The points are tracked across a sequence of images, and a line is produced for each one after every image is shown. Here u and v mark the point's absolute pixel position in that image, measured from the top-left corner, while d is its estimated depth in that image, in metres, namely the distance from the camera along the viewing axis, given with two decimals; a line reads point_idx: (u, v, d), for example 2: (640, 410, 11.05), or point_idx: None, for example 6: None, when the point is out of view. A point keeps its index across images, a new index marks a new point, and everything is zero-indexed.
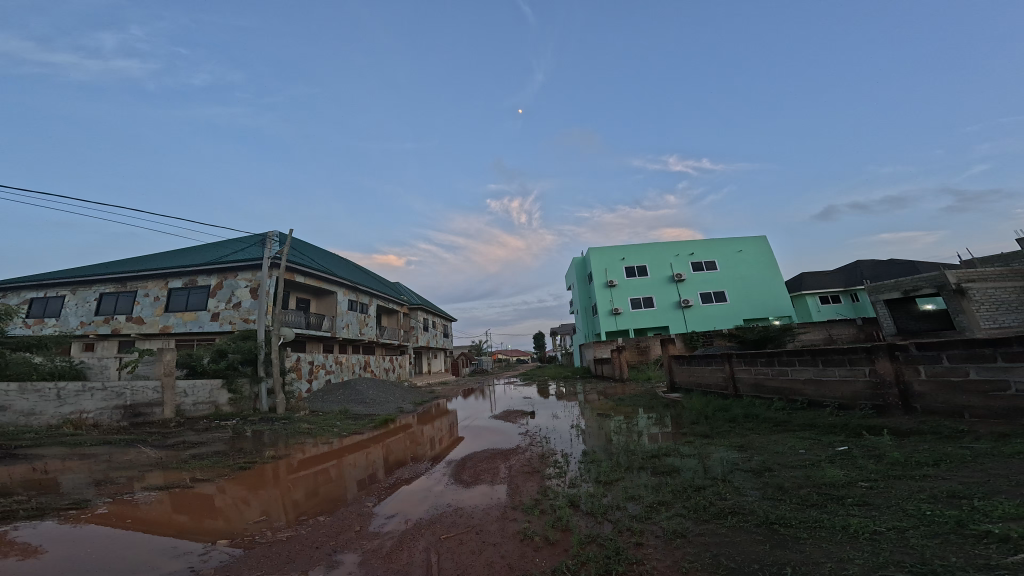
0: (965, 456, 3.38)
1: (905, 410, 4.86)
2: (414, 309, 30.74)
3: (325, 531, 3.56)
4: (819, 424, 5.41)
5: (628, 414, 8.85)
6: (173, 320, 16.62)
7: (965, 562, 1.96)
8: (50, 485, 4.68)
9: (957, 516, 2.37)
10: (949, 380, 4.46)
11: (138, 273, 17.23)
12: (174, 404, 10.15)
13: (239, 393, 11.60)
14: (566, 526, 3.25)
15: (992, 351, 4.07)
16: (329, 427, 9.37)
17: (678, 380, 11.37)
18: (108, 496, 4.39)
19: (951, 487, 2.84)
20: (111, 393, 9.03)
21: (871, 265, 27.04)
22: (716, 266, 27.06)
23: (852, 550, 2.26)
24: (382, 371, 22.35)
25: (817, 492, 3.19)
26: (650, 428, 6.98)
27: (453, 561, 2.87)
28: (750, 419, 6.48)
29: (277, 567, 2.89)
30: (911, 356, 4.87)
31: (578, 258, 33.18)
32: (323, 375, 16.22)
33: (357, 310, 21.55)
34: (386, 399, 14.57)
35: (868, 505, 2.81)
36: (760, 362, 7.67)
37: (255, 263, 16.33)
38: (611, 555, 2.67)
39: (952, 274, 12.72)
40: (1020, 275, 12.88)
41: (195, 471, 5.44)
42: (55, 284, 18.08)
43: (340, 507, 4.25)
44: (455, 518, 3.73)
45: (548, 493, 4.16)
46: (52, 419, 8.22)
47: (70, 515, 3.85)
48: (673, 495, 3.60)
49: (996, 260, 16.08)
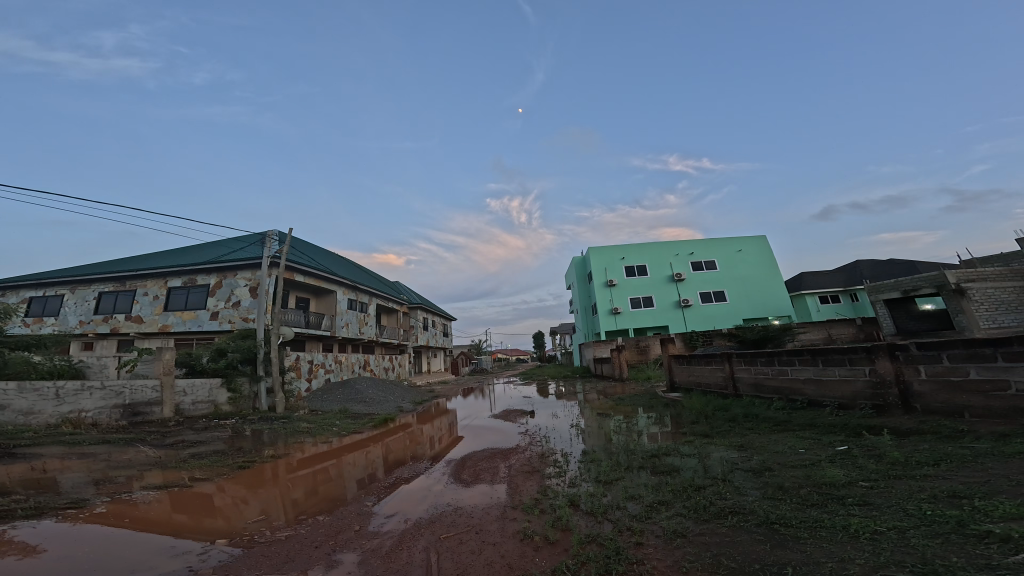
0: (966, 456, 3.37)
1: (905, 410, 4.86)
2: (414, 309, 30.73)
3: (324, 531, 3.55)
4: (819, 424, 5.41)
5: (628, 414, 8.85)
6: (172, 319, 16.60)
7: (966, 561, 1.96)
8: (49, 484, 4.67)
9: (958, 516, 2.36)
10: (949, 380, 4.46)
11: (138, 272, 17.22)
12: (173, 402, 10.13)
13: (238, 392, 11.56)
14: (566, 526, 3.24)
15: (993, 351, 4.07)
16: (329, 426, 9.35)
17: (678, 380, 11.37)
18: (107, 496, 4.37)
19: (952, 487, 2.84)
20: (110, 392, 9.02)
21: (870, 265, 27.05)
22: (716, 266, 27.05)
23: (853, 550, 2.26)
24: (381, 371, 22.31)
25: (817, 492, 3.19)
26: (650, 428, 6.98)
27: (453, 561, 2.86)
28: (749, 418, 6.47)
29: (276, 567, 2.88)
30: (911, 356, 4.87)
31: (578, 258, 33.17)
32: (322, 374, 16.19)
33: (357, 309, 21.54)
34: (385, 399, 14.51)
35: (868, 505, 2.80)
36: (760, 362, 7.67)
37: (255, 262, 16.31)
38: (611, 555, 2.67)
39: (952, 274, 12.71)
40: (1019, 275, 12.89)
41: (194, 471, 5.43)
42: (54, 283, 18.07)
43: (340, 506, 4.25)
44: (455, 518, 3.72)
45: (548, 493, 4.14)
46: (51, 418, 8.21)
47: (68, 515, 3.83)
48: (673, 494, 3.60)
49: (996, 259, 16.08)
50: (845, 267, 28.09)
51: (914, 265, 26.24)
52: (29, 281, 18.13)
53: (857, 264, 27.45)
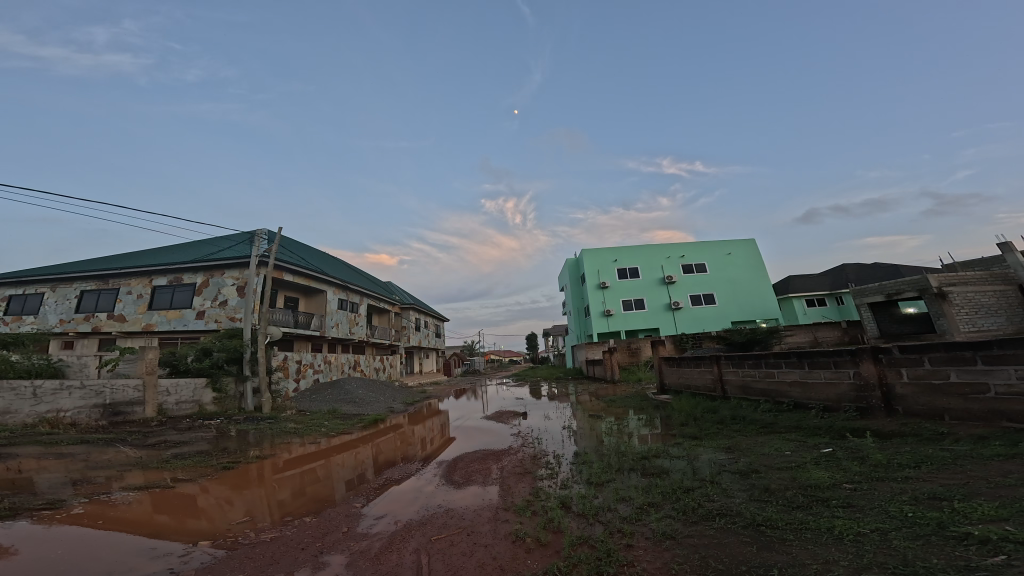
0: (946, 458, 3.43)
1: (887, 412, 4.94)
2: (406, 309, 30.68)
3: (310, 531, 3.52)
4: (804, 426, 5.46)
5: (619, 415, 8.94)
6: (157, 318, 16.39)
7: (945, 563, 1.98)
8: (24, 484, 4.58)
9: (939, 518, 2.40)
10: (930, 383, 4.52)
11: (121, 270, 16.96)
12: (156, 402, 9.99)
13: (223, 392, 11.41)
14: (557, 528, 3.24)
15: (972, 354, 4.15)
16: (317, 427, 9.27)
17: (667, 382, 11.46)
18: (85, 496, 4.30)
19: (931, 488, 2.89)
20: (89, 392, 8.87)
21: (855, 268, 27.58)
22: (706, 268, 27.24)
23: (838, 552, 2.28)
24: (373, 371, 22.23)
25: (803, 494, 3.21)
26: (641, 429, 7.03)
27: (444, 563, 2.84)
28: (737, 420, 6.54)
29: (261, 568, 2.86)
30: (893, 359, 4.93)
31: (572, 259, 33.02)
32: (311, 374, 16.04)
33: (347, 309, 21.37)
34: (375, 399, 14.42)
35: (852, 507, 2.84)
36: (748, 364, 7.74)
37: (244, 259, 16.17)
38: (602, 558, 2.66)
39: (935, 277, 12.84)
40: (998, 279, 13.16)
41: (177, 471, 5.34)
42: (34, 281, 17.77)
43: (329, 507, 4.22)
44: (446, 519, 3.70)
45: (540, 493, 4.16)
46: (28, 418, 8.05)
47: (44, 515, 3.77)
48: (663, 496, 3.62)
49: (978, 264, 16.44)
50: (832, 271, 28.52)
51: (899, 268, 26.70)
52: (5, 279, 17.79)
53: (844, 268, 27.90)
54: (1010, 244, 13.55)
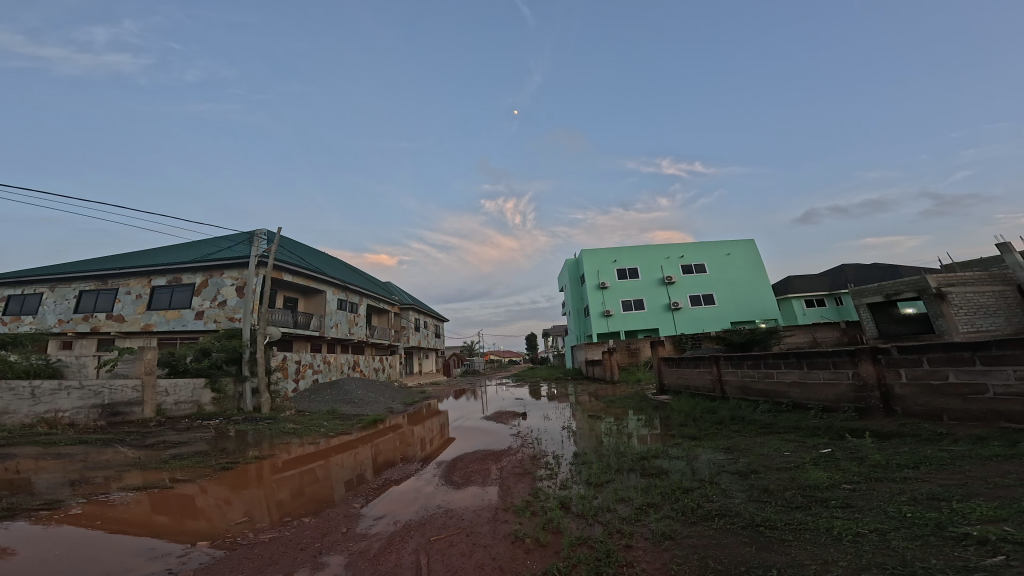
0: (945, 458, 3.43)
1: (886, 412, 4.94)
2: (405, 309, 30.67)
3: (309, 532, 3.52)
4: (803, 427, 5.47)
5: (618, 415, 8.95)
6: (156, 318, 16.37)
7: (943, 563, 1.99)
8: (22, 485, 4.57)
9: (937, 518, 2.40)
10: (929, 383, 4.53)
11: (120, 270, 16.94)
12: (154, 403, 9.98)
13: (222, 392, 11.39)
14: (556, 528, 3.24)
15: (971, 354, 4.15)
16: (316, 427, 9.28)
17: (667, 383, 11.44)
18: (83, 497, 4.30)
19: (930, 489, 2.89)
20: (88, 392, 8.85)
21: (855, 269, 27.63)
22: (705, 269, 27.25)
23: (837, 552, 2.28)
24: (373, 372, 22.22)
25: (802, 494, 3.21)
26: (640, 430, 7.03)
27: (443, 564, 2.84)
28: (736, 421, 6.55)
29: (260, 568, 2.86)
30: (892, 359, 4.94)
31: (572, 260, 33.01)
32: (310, 374, 16.03)
33: (346, 310, 21.35)
34: (375, 399, 14.42)
35: (851, 508, 2.84)
36: (747, 364, 7.74)
37: (243, 260, 16.15)
38: (601, 558, 2.66)
39: (933, 277, 12.87)
40: (997, 279, 13.17)
41: (176, 472, 5.34)
42: (32, 281, 17.74)
43: (328, 507, 4.22)
44: (445, 520, 3.70)
45: (539, 494, 4.16)
46: (26, 418, 8.03)
47: (42, 515, 3.77)
48: (662, 496, 3.62)
49: (976, 264, 16.48)
50: (832, 271, 28.54)
51: (898, 269, 26.74)
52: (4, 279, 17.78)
53: (843, 268, 27.94)
54: (1008, 244, 13.58)
